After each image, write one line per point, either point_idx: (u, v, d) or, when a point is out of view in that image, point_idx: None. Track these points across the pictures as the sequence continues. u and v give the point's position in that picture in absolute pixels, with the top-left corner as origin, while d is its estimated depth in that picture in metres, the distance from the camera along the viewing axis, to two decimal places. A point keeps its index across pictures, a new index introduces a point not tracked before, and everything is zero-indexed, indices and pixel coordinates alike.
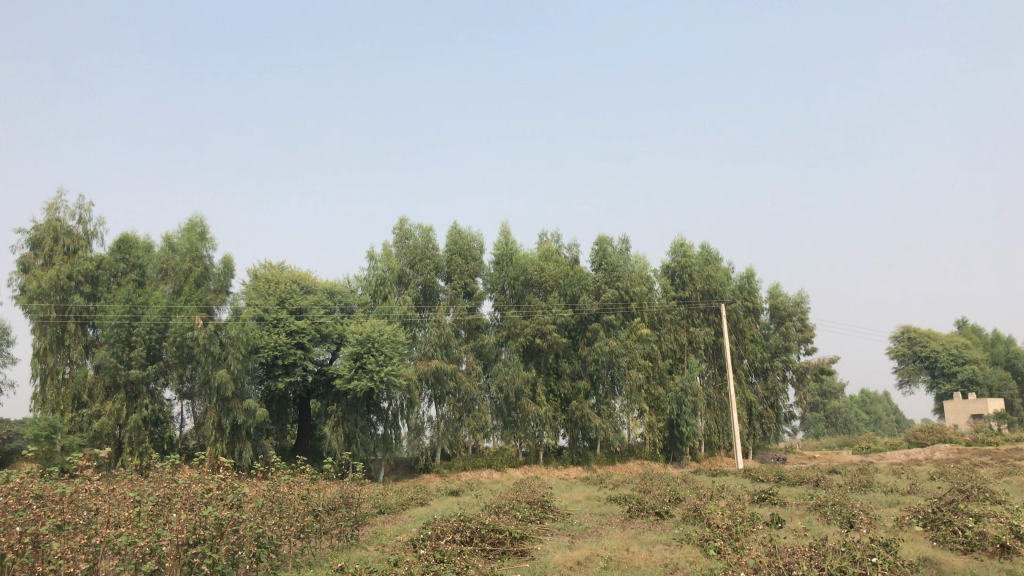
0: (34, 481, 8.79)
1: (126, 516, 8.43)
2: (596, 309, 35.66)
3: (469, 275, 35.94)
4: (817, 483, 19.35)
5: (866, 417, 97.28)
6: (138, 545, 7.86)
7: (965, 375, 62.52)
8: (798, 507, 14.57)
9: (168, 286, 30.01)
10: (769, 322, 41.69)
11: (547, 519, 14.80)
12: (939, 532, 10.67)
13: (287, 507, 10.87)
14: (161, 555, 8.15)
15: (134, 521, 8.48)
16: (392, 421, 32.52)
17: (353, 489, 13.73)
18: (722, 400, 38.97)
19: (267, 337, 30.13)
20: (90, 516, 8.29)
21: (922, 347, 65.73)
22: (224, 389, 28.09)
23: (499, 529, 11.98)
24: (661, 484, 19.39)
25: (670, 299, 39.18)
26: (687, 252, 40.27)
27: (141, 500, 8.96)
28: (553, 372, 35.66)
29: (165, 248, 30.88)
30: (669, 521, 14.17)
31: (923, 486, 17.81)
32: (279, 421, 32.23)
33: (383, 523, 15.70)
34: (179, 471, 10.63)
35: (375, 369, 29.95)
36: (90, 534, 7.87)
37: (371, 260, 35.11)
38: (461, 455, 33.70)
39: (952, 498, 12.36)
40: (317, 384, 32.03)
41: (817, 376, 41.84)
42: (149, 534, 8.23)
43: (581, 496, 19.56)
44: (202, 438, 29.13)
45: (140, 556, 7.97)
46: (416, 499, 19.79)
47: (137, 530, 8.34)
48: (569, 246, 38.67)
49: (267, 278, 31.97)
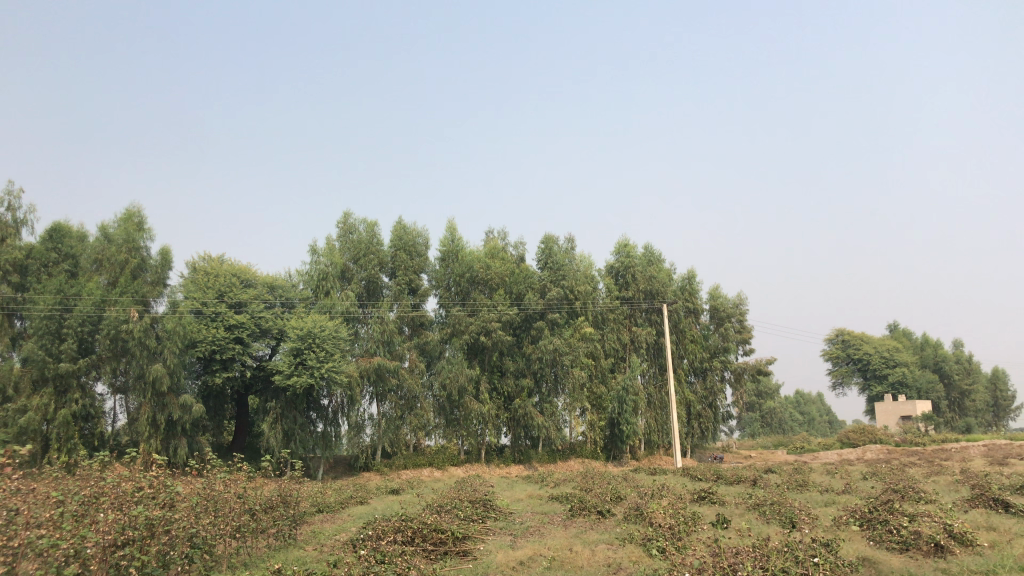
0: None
1: (48, 517, 8.04)
2: (541, 307, 35.59)
3: (413, 271, 35.73)
4: (754, 482, 19.64)
5: (800, 418, 99.48)
6: (60, 548, 7.57)
7: (895, 378, 64.26)
8: (738, 506, 14.74)
9: (102, 278, 29.23)
10: (709, 322, 42.18)
11: (488, 518, 14.71)
12: (876, 532, 10.88)
13: (222, 506, 10.55)
14: (85, 557, 7.84)
15: (57, 524, 8.13)
16: (332, 418, 32.10)
17: (291, 487, 13.44)
18: (662, 399, 39.41)
19: (205, 331, 29.44)
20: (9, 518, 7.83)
21: (855, 350, 67.35)
22: (159, 383, 27.53)
23: (441, 529, 11.86)
24: (602, 483, 19.43)
25: (614, 298, 39.43)
26: (630, 252, 40.65)
27: (65, 499, 8.65)
28: (496, 370, 35.64)
29: (101, 239, 30.05)
30: (610, 520, 14.21)
31: (856, 485, 18.21)
32: (215, 417, 31.55)
33: (321, 522, 15.46)
34: (107, 469, 10.24)
35: (316, 365, 29.51)
36: (9, 536, 7.44)
37: (313, 254, 34.52)
38: (401, 453, 33.39)
39: (888, 498, 12.62)
40: (256, 380, 31.47)
41: (754, 376, 42.56)
42: (73, 535, 7.90)
43: (522, 496, 19.55)
44: (135, 434, 28.35)
45: (62, 559, 7.66)
46: (355, 497, 19.52)
47: (60, 531, 8.01)
48: (515, 244, 38.64)
49: (206, 271, 31.23)
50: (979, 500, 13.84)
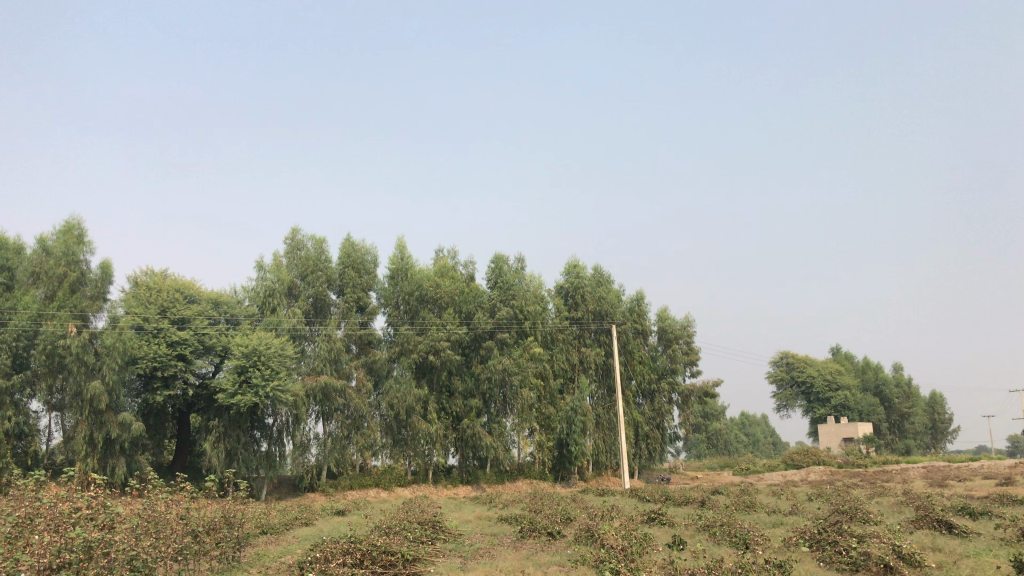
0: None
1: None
2: (490, 327, 35.66)
3: (361, 289, 35.34)
4: (702, 503, 19.71)
5: (745, 439, 100.75)
6: None
7: (838, 401, 65.35)
8: (687, 527, 14.79)
9: (40, 292, 28.42)
10: (657, 343, 42.51)
11: (438, 539, 14.53)
12: (826, 552, 10.97)
13: (164, 528, 10.22)
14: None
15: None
16: (277, 437, 31.47)
17: (235, 508, 13.12)
18: (611, 420, 39.50)
19: (147, 347, 28.74)
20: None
21: (799, 372, 68.47)
22: (97, 401, 26.65)
23: (392, 551, 11.63)
24: (551, 503, 19.32)
25: (563, 319, 39.53)
26: (580, 273, 40.85)
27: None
28: (445, 390, 35.31)
29: (39, 251, 29.18)
30: (561, 542, 14.13)
31: (803, 507, 18.42)
32: (155, 436, 30.75)
33: (266, 544, 15.10)
34: (42, 490, 9.85)
35: (261, 384, 28.97)
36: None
37: (260, 270, 34.06)
38: (347, 473, 32.90)
39: (836, 519, 12.79)
40: (198, 398, 30.74)
41: (701, 398, 42.86)
42: (6, 560, 7.55)
43: (471, 516, 19.36)
44: (71, 453, 27.44)
45: None
46: (301, 518, 19.11)
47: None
48: (464, 263, 38.54)
49: (149, 286, 30.50)
50: (923, 521, 14.07)
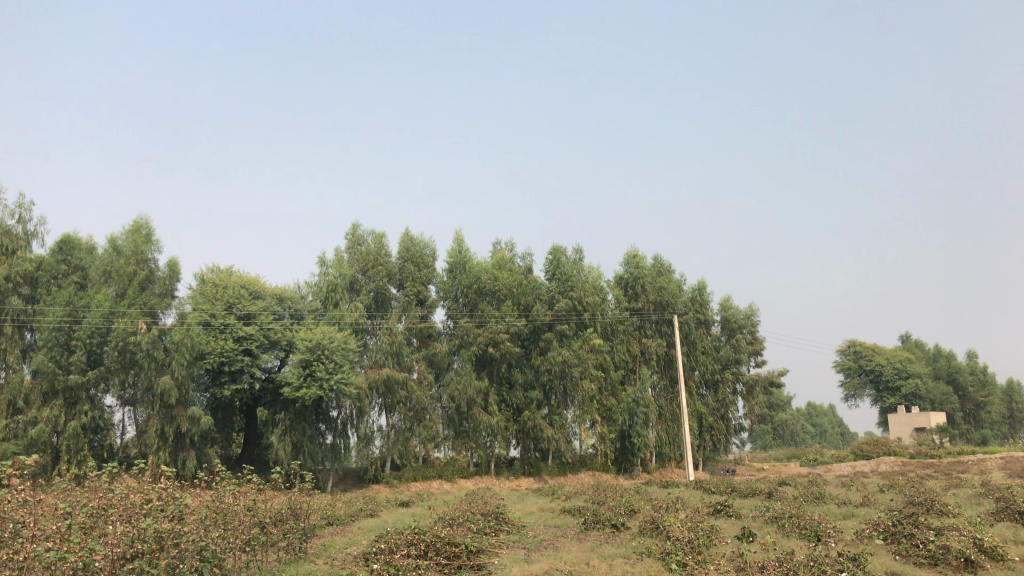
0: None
1: (54, 530, 7.92)
2: (548, 318, 35.55)
3: (421, 283, 35.60)
4: (770, 495, 19.34)
5: (812, 430, 98.88)
6: (65, 564, 7.38)
7: (908, 389, 63.78)
8: (755, 519, 14.51)
9: (111, 290, 29.16)
10: (720, 333, 41.87)
11: (501, 531, 14.51)
12: (902, 546, 10.64)
13: (232, 519, 10.39)
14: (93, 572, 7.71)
15: (64, 537, 8.05)
16: (342, 430, 31.84)
17: (301, 499, 13.29)
18: (674, 411, 39.10)
19: (214, 343, 29.32)
20: (14, 532, 7.77)
21: (867, 361, 66.87)
22: (167, 396, 27.33)
23: (455, 543, 11.67)
24: (615, 496, 19.17)
25: (623, 309, 39.16)
26: (640, 263, 40.49)
27: (73, 513, 8.55)
28: (505, 382, 35.29)
29: (109, 250, 30.00)
30: (626, 534, 13.98)
31: (875, 498, 17.92)
32: (224, 430, 31.44)
33: (331, 535, 15.29)
34: (111, 482, 10.05)
35: (325, 377, 29.35)
36: (16, 550, 7.33)
37: (322, 266, 34.49)
38: (411, 465, 33.29)
39: (911, 511, 12.41)
40: (264, 392, 31.34)
41: (766, 388, 42.12)
42: (81, 548, 7.79)
43: (534, 508, 19.32)
44: (144, 446, 28.23)
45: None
46: (366, 510, 19.32)
47: (68, 549, 7.75)
48: (523, 255, 38.52)
49: (215, 283, 31.17)
50: (1004, 514, 13.55)
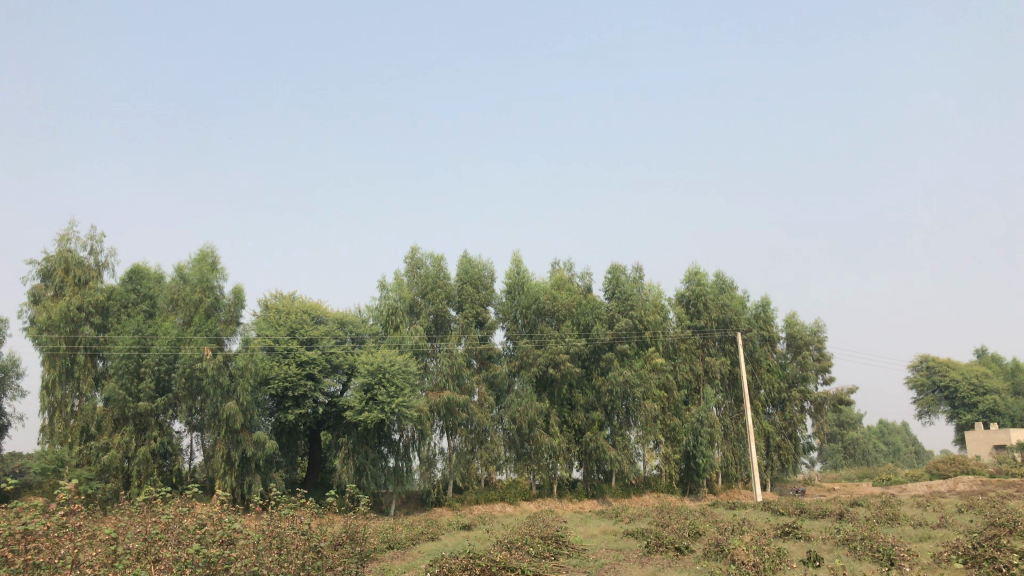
0: (7, 514, 8.50)
1: (95, 557, 8.09)
2: (609, 338, 35.22)
3: (480, 304, 35.52)
4: (841, 516, 18.69)
5: (885, 449, 95.94)
6: None
7: (986, 406, 61.32)
8: (825, 542, 14.00)
9: (179, 317, 29.91)
10: (786, 350, 40.91)
11: (561, 554, 14.27)
12: (982, 569, 10.10)
13: (286, 544, 10.41)
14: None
15: (111, 566, 8.24)
16: (404, 453, 31.94)
17: (359, 523, 13.35)
18: (739, 431, 38.27)
19: (278, 368, 29.75)
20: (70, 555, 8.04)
21: (941, 376, 64.67)
22: (232, 421, 27.74)
23: (511, 568, 11.47)
24: (678, 517, 18.75)
25: (685, 328, 38.64)
26: (702, 280, 39.83)
27: (117, 538, 8.87)
28: (566, 403, 35.13)
29: (177, 279, 30.87)
30: (690, 557, 13.60)
31: (953, 520, 17.19)
32: (288, 454, 31.74)
33: (391, 559, 15.25)
34: (168, 505, 10.40)
35: (386, 401, 29.48)
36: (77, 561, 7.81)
37: (382, 289, 34.85)
38: (473, 488, 33.01)
39: (992, 533, 11.78)
40: (327, 416, 31.59)
41: (836, 406, 40.97)
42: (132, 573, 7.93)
43: (596, 531, 19.01)
44: (211, 471, 28.67)
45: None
46: (427, 532, 19.27)
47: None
48: (582, 274, 38.30)
49: (278, 308, 31.64)
50: None
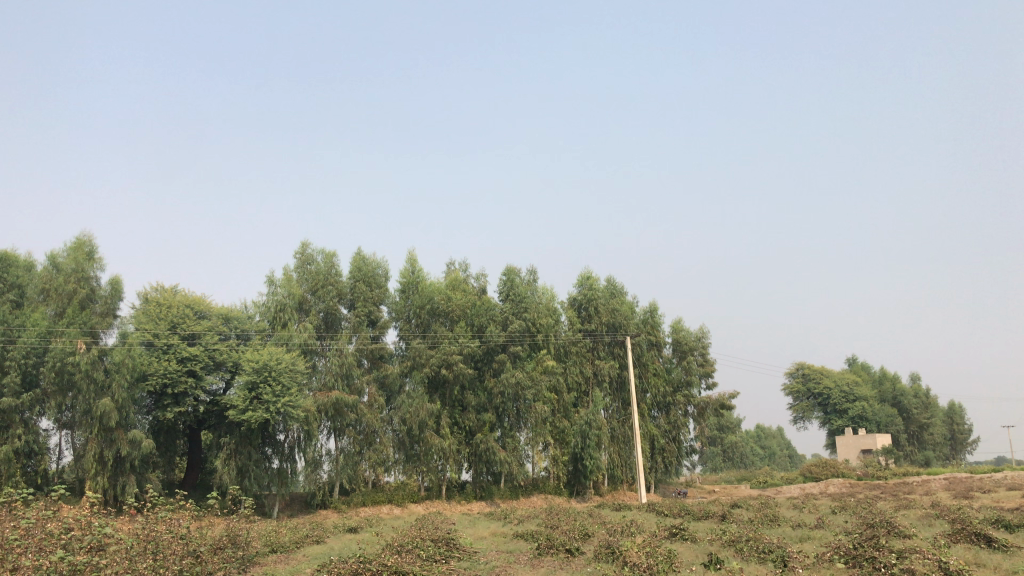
0: None
1: None
2: (502, 339, 35.20)
3: (372, 303, 34.95)
4: (723, 518, 19.16)
5: (761, 452, 99.88)
6: None
7: (855, 412, 64.51)
8: (712, 543, 14.32)
9: (50, 309, 28.20)
10: (672, 356, 41.96)
11: (452, 557, 14.08)
12: (863, 570, 10.51)
13: (164, 549, 9.88)
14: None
15: None
16: (289, 454, 31.05)
17: (241, 526, 12.80)
18: (626, 433, 39.00)
19: (156, 364, 28.40)
20: None
21: (815, 383, 67.67)
22: (106, 418, 26.34)
23: (403, 572, 11.20)
24: (568, 518, 18.86)
25: (576, 331, 39.10)
26: (593, 284, 40.38)
27: None
28: (457, 404, 34.92)
29: (49, 268, 29.07)
30: (580, 559, 13.64)
31: (829, 520, 17.88)
32: (166, 454, 30.41)
33: (274, 563, 14.70)
34: (22, 509, 9.69)
35: (272, 400, 28.60)
36: None
37: (270, 285, 33.73)
38: (360, 489, 32.41)
39: (871, 534, 12.26)
40: (209, 415, 30.41)
41: (717, 411, 42.19)
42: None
43: (485, 533, 18.86)
44: (82, 471, 27.13)
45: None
46: (312, 535, 18.73)
47: None
48: (476, 275, 38.17)
49: (159, 301, 30.22)
50: (961, 535, 13.82)
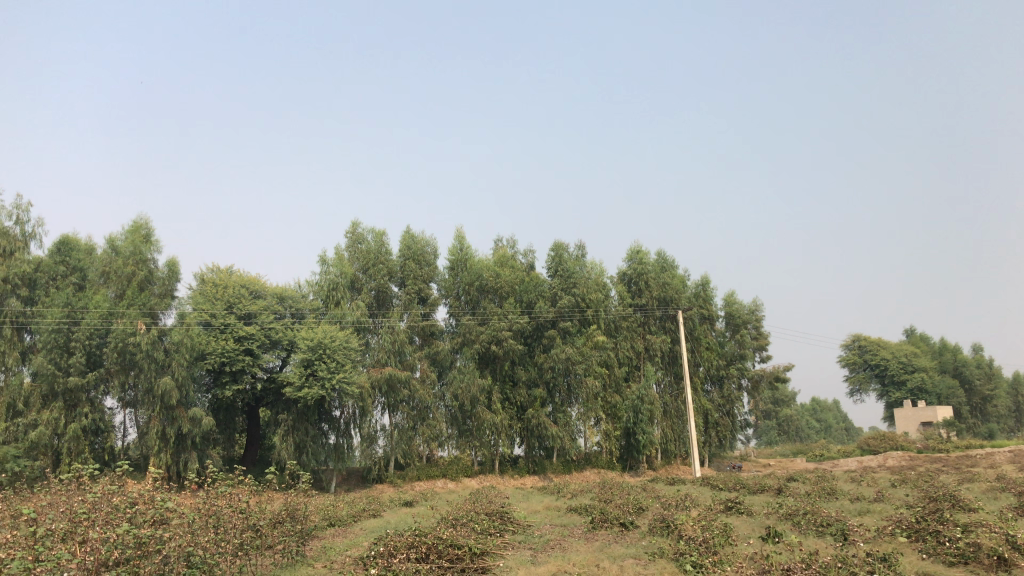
0: None
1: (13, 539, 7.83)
2: (552, 315, 35.17)
3: (422, 281, 35.12)
4: (779, 491, 18.98)
5: (816, 425, 98.60)
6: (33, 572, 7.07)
7: (914, 383, 63.22)
8: (768, 516, 14.18)
9: (111, 291, 28.91)
10: (725, 329, 41.52)
11: (506, 531, 14.17)
12: (926, 543, 10.34)
13: (224, 523, 10.15)
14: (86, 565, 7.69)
15: (33, 548, 7.85)
16: (344, 429, 31.58)
17: (299, 500, 13.05)
18: (678, 408, 38.94)
19: (214, 343, 28.96)
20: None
21: (872, 355, 66.43)
22: (168, 397, 26.97)
23: (458, 545, 11.33)
24: (621, 493, 18.84)
25: (626, 306, 38.81)
26: (644, 258, 40.02)
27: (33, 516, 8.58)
28: (508, 379, 35.04)
29: (108, 251, 29.80)
30: (635, 533, 13.63)
31: (888, 493, 17.63)
32: (225, 431, 31.11)
33: (332, 536, 15.00)
34: (86, 485, 9.95)
35: (327, 376, 29.01)
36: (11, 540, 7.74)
37: (323, 265, 34.15)
38: (415, 464, 32.81)
39: (935, 507, 12.03)
40: (266, 392, 30.98)
41: (772, 384, 41.68)
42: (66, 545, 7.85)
43: (539, 507, 18.96)
44: (146, 448, 27.92)
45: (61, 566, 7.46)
46: (368, 510, 19.03)
47: (36, 558, 7.56)
48: (524, 252, 38.12)
49: (215, 282, 30.84)
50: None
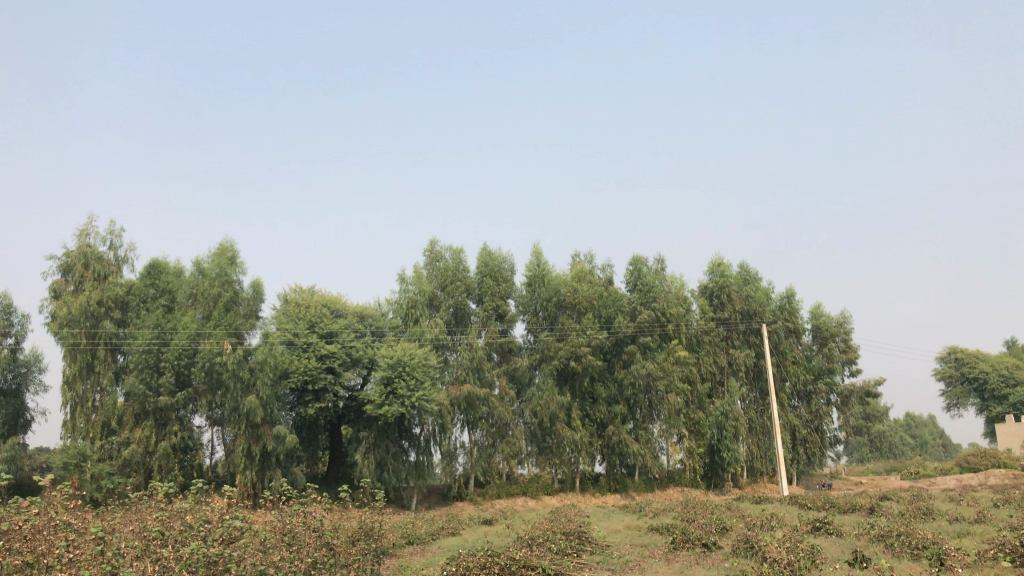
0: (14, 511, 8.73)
1: (86, 555, 7.93)
2: (631, 330, 34.60)
3: (500, 297, 35.12)
4: (872, 511, 18.13)
5: (911, 442, 94.66)
6: None
7: (1017, 398, 60.09)
8: (860, 537, 13.49)
9: (198, 312, 29.62)
10: (812, 343, 40.17)
11: (584, 551, 13.83)
12: None
13: (299, 542, 10.17)
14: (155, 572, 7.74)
15: (106, 564, 7.91)
16: (425, 447, 31.67)
17: (375, 517, 13.07)
18: (765, 424, 37.84)
19: (298, 362, 29.58)
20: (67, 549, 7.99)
21: (970, 368, 63.50)
22: (253, 415, 27.47)
23: (531, 566, 11.09)
24: (705, 512, 18.27)
25: (709, 320, 37.99)
26: (725, 271, 39.14)
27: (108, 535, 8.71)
28: (588, 397, 34.59)
29: (195, 274, 30.69)
30: (717, 554, 13.15)
31: (991, 514, 16.64)
32: (309, 448, 31.60)
33: (409, 555, 14.94)
34: (163, 503, 10.15)
35: (407, 394, 29.14)
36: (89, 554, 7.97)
37: (402, 283, 34.49)
38: (494, 482, 32.71)
39: None
40: (348, 410, 31.41)
41: (863, 399, 40.16)
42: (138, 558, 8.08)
43: (619, 526, 18.59)
44: (232, 466, 28.50)
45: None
46: (446, 528, 18.96)
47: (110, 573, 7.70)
48: (602, 266, 37.77)
49: (297, 302, 31.47)
50: None
